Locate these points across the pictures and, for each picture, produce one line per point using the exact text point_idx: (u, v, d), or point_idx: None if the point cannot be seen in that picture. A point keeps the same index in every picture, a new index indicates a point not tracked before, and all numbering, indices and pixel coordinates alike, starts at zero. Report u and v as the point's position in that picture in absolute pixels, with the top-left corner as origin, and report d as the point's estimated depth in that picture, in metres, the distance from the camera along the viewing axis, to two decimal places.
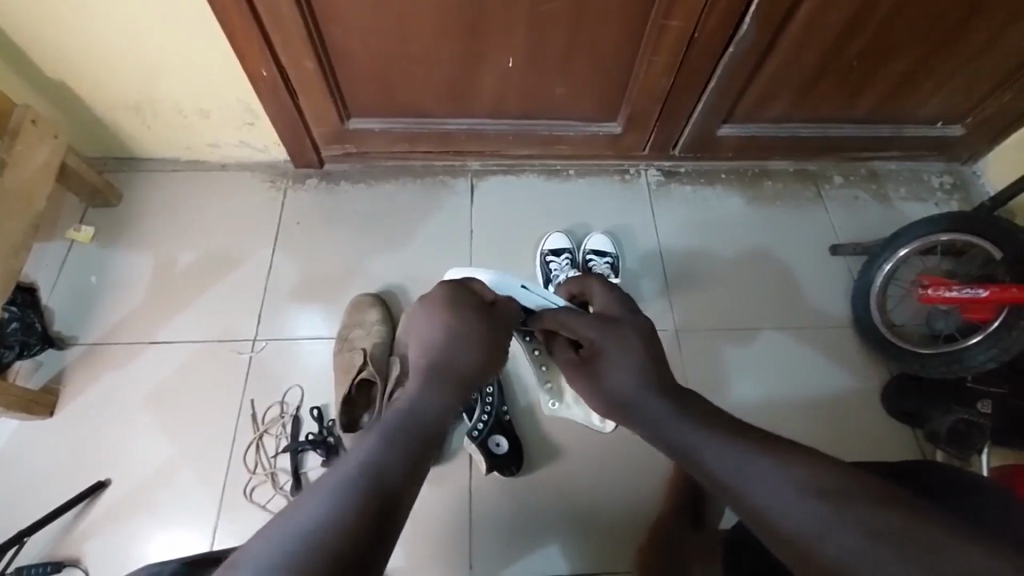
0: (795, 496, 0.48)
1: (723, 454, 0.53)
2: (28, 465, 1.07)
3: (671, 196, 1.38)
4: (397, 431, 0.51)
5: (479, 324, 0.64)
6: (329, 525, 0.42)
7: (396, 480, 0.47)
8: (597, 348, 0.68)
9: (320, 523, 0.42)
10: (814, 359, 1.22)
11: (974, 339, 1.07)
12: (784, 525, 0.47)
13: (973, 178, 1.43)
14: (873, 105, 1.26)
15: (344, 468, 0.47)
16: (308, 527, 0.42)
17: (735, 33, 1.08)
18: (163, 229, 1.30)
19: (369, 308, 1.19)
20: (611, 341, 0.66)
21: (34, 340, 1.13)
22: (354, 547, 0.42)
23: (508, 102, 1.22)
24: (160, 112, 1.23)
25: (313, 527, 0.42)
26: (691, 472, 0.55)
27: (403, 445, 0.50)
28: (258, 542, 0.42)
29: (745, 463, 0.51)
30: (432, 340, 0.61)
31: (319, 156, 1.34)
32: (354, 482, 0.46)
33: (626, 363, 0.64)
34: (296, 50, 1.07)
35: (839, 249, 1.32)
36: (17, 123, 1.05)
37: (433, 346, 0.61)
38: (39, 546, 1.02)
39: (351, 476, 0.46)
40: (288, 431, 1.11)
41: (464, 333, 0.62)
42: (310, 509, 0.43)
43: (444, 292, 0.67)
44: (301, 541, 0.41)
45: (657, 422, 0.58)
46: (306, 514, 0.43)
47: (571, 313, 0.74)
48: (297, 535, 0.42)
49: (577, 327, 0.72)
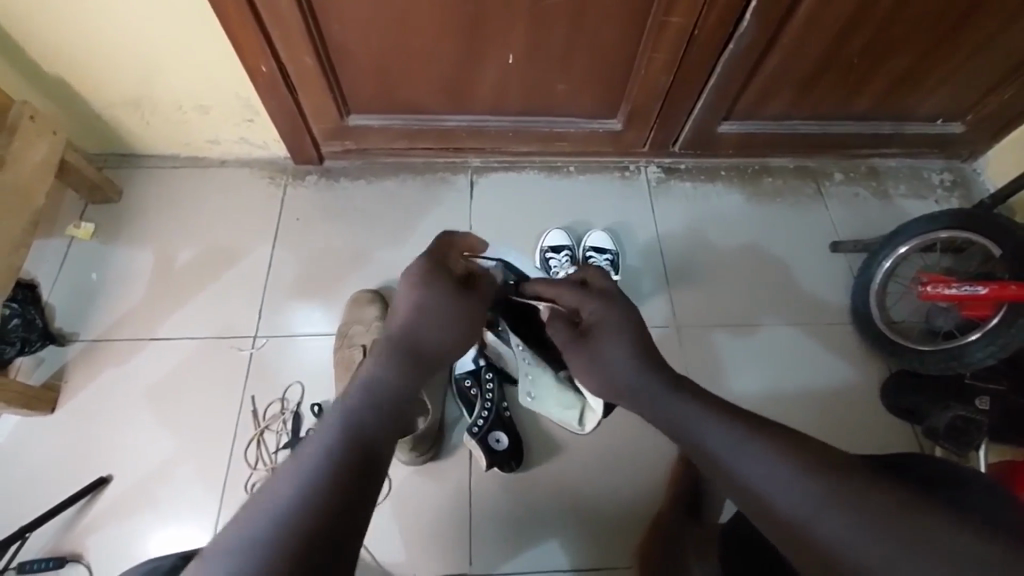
0: (792, 483, 0.49)
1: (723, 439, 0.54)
2: (29, 460, 1.08)
3: (671, 193, 1.38)
4: (367, 410, 0.53)
5: (456, 303, 0.70)
6: (299, 508, 0.43)
7: (368, 460, 0.49)
8: (597, 321, 0.70)
9: (304, 495, 0.44)
10: (813, 355, 1.23)
11: (972, 336, 1.08)
12: (783, 521, 0.48)
13: (973, 176, 1.43)
14: (873, 102, 1.26)
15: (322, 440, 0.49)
16: (279, 510, 0.43)
17: (736, 29, 1.07)
18: (164, 226, 1.30)
19: (369, 304, 1.19)
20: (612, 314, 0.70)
21: (35, 336, 1.13)
22: (324, 528, 0.43)
23: (508, 99, 1.22)
24: (159, 109, 1.23)
25: (291, 506, 0.43)
26: (692, 459, 0.56)
27: (380, 423, 0.52)
28: (238, 525, 0.43)
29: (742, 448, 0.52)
30: (410, 312, 0.65)
31: (319, 152, 1.34)
32: (330, 462, 0.47)
33: (622, 348, 0.66)
34: (294, 47, 1.07)
35: (840, 246, 1.32)
36: (15, 120, 1.05)
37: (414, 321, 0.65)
38: (42, 540, 1.03)
39: (326, 455, 0.48)
40: (289, 427, 1.11)
41: (443, 308, 0.68)
42: (295, 482, 0.45)
43: (423, 268, 0.71)
44: (272, 527, 0.42)
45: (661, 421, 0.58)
46: (295, 487, 0.45)
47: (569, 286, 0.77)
48: (269, 520, 0.43)
49: (576, 303, 0.75)
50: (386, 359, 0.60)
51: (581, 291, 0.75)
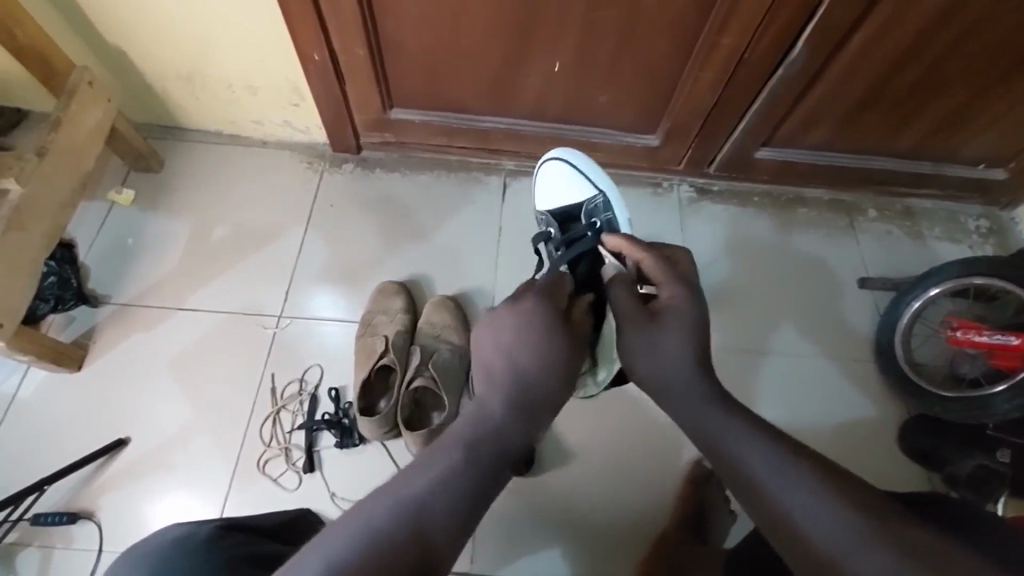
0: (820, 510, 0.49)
1: (749, 458, 0.55)
2: (52, 416, 1.10)
3: (703, 213, 1.38)
4: (451, 466, 0.54)
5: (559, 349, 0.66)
6: (361, 547, 0.47)
7: (433, 509, 0.51)
8: (667, 308, 0.67)
9: (366, 529, 0.48)
10: (832, 389, 1.21)
11: (999, 386, 1.08)
12: (815, 559, 0.48)
13: (1010, 225, 1.40)
14: (915, 141, 1.25)
15: (407, 485, 0.52)
16: (352, 536, 0.47)
17: (786, 56, 1.07)
18: (202, 200, 1.33)
19: (395, 295, 1.20)
20: (671, 321, 0.65)
21: (69, 295, 1.17)
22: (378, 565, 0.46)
23: (549, 106, 1.23)
24: (210, 85, 1.26)
25: (353, 538, 0.47)
26: (728, 476, 0.56)
27: (448, 488, 0.52)
28: (317, 542, 0.47)
29: (765, 469, 0.53)
30: (525, 359, 0.63)
31: (358, 141, 1.36)
32: (402, 505, 0.50)
33: (657, 353, 0.64)
34: (348, 38, 1.09)
35: (868, 282, 1.30)
36: (75, 84, 1.08)
37: (511, 344, 0.63)
38: (58, 493, 1.05)
39: (401, 497, 0.50)
40: (305, 409, 1.13)
41: (544, 351, 0.64)
42: (379, 511, 0.49)
43: (524, 311, 0.66)
44: (336, 556, 0.46)
45: (704, 446, 0.58)
46: (384, 517, 0.49)
47: (658, 263, 0.70)
48: (335, 549, 0.46)
49: (658, 279, 0.69)
50: (501, 406, 0.60)
51: (668, 274, 0.69)
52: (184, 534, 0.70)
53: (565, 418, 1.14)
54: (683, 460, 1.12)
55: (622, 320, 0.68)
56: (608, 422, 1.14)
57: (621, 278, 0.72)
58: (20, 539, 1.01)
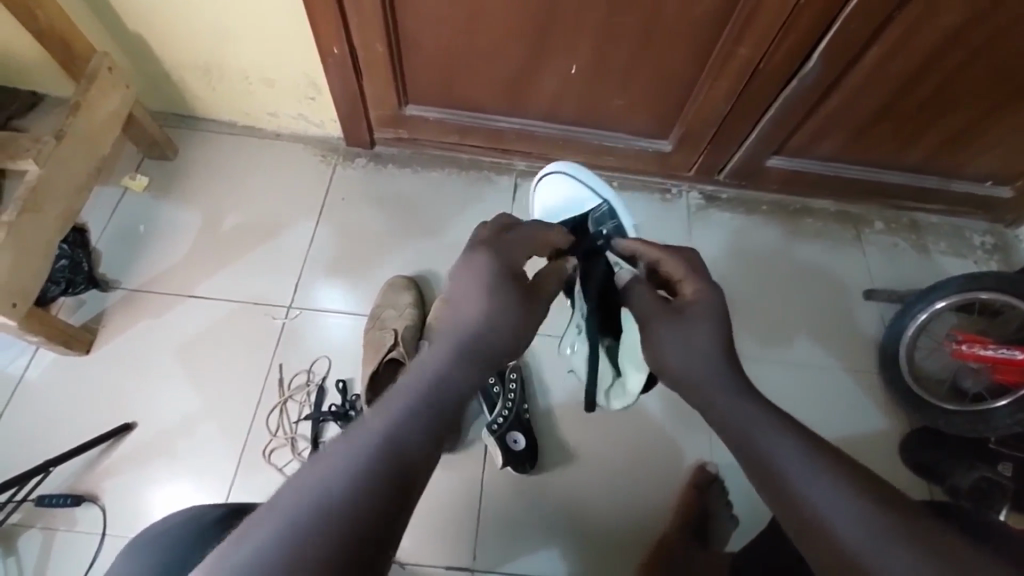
0: (839, 505, 0.49)
1: (763, 457, 0.55)
2: (58, 400, 1.10)
3: (711, 220, 1.39)
4: (422, 411, 0.49)
5: None
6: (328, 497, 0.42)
7: (408, 462, 0.46)
8: (692, 298, 0.69)
9: (328, 487, 0.42)
10: (836, 399, 1.22)
11: (1001, 401, 1.10)
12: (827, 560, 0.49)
13: (1015, 242, 1.41)
14: (923, 156, 1.26)
15: (374, 430, 0.47)
16: (318, 490, 0.42)
17: (801, 68, 1.09)
18: (214, 189, 1.34)
19: (404, 291, 1.21)
20: (697, 308, 0.68)
21: (80, 280, 1.17)
22: (350, 516, 0.41)
23: (563, 109, 1.24)
24: (227, 76, 1.27)
25: (320, 491, 0.42)
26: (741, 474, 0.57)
27: (421, 435, 0.48)
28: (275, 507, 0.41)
29: (782, 467, 0.53)
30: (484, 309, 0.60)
31: (372, 136, 1.36)
32: (372, 455, 0.45)
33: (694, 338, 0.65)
34: (368, 34, 1.10)
35: (873, 294, 1.31)
36: (94, 69, 1.08)
37: (471, 296, 0.61)
38: (63, 476, 1.05)
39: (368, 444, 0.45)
40: (312, 400, 1.13)
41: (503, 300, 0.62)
42: (346, 459, 0.44)
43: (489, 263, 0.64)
44: (300, 515, 0.40)
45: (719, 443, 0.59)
46: (351, 467, 0.43)
47: (675, 258, 0.74)
48: (300, 502, 0.41)
49: (678, 275, 0.73)
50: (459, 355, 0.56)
51: (686, 268, 0.72)
52: (192, 517, 0.68)
53: (569, 416, 1.15)
54: (685, 464, 1.12)
55: (649, 314, 0.71)
56: (613, 426, 1.14)
57: (637, 279, 0.77)
58: (22, 520, 1.01)
